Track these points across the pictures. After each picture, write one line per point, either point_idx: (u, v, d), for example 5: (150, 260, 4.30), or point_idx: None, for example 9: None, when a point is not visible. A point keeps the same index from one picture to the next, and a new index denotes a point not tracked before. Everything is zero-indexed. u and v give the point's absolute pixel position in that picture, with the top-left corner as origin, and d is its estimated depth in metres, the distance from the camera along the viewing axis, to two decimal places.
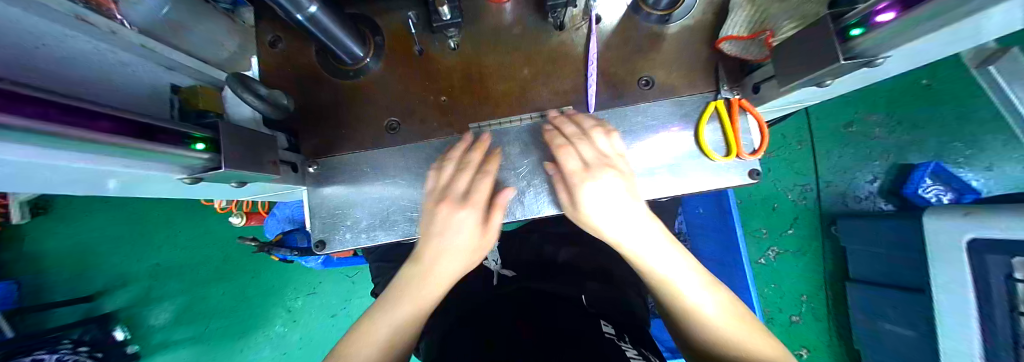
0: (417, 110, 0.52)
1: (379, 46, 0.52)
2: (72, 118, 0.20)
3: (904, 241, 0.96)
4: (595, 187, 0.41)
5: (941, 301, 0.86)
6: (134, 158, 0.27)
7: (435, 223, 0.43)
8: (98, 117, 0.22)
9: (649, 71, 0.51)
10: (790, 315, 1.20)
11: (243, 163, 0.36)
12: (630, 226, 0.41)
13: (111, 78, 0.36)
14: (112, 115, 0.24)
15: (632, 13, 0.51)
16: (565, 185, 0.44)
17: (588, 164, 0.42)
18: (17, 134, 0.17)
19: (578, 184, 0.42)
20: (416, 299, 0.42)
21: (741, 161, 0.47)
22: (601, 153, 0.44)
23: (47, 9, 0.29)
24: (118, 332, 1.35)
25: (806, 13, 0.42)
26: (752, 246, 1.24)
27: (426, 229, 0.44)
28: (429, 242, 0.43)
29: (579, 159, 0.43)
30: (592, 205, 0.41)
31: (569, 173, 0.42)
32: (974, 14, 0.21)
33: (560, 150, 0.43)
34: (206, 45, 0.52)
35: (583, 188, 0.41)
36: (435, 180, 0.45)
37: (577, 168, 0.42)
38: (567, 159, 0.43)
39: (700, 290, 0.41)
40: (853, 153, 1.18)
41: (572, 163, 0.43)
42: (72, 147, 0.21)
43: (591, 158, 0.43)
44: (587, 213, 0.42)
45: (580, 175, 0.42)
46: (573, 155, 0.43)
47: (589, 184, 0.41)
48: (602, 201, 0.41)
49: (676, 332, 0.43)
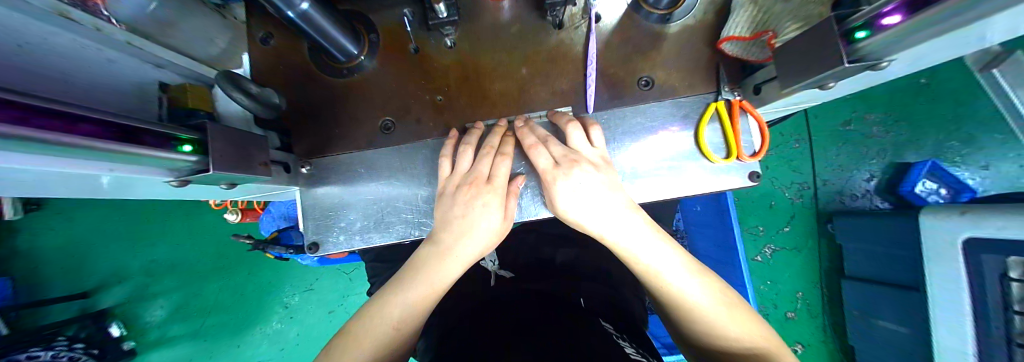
0: (414, 109, 0.51)
1: (373, 43, 0.51)
2: (55, 122, 0.20)
3: (899, 240, 0.96)
4: (567, 185, 0.41)
5: (936, 300, 0.87)
6: (119, 162, 0.26)
7: (457, 205, 0.42)
8: (80, 120, 0.22)
9: (649, 71, 0.50)
10: (786, 312, 1.21)
11: (233, 164, 0.35)
12: (608, 220, 0.41)
13: (95, 75, 0.35)
14: (96, 118, 0.23)
15: (632, 10, 0.50)
16: (542, 182, 0.44)
17: (558, 161, 0.42)
18: (1, 139, 0.16)
19: (551, 182, 0.41)
20: (432, 281, 0.41)
21: (741, 163, 0.46)
22: (568, 149, 0.43)
23: (25, 4, 0.28)
24: (114, 328, 1.34)
25: (807, 14, 0.40)
26: (749, 244, 1.25)
27: (443, 213, 0.43)
28: (447, 226, 0.42)
29: (550, 157, 0.43)
30: (568, 202, 0.42)
31: (542, 173, 0.42)
32: (976, 21, 0.21)
33: (530, 150, 0.43)
34: (195, 41, 0.50)
35: (556, 187, 0.41)
36: (452, 166, 0.45)
37: (548, 166, 0.42)
38: (536, 158, 0.42)
39: (686, 277, 0.41)
40: (851, 152, 1.18)
41: (542, 162, 0.42)
42: (51, 153, 0.20)
43: (560, 155, 0.42)
44: (564, 210, 0.42)
45: (551, 173, 0.41)
46: (543, 153, 0.42)
47: (561, 182, 0.41)
48: (576, 197, 0.41)
49: (669, 319, 0.44)
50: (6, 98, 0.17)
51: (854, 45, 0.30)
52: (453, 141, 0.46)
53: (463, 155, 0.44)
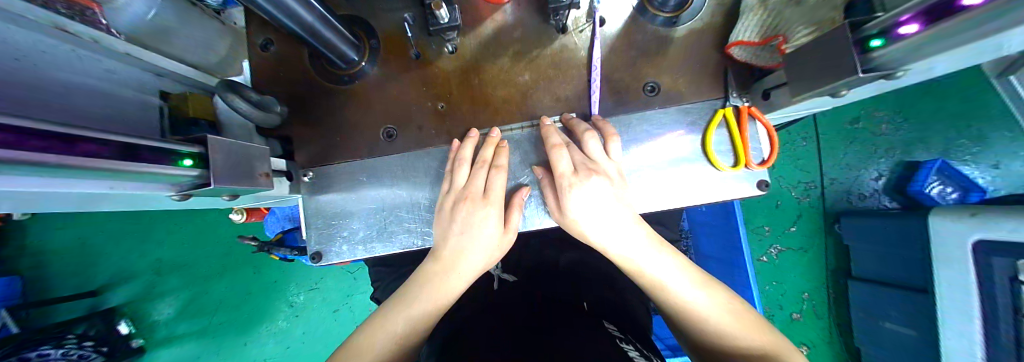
0: (415, 117, 0.50)
1: (374, 49, 0.50)
2: (50, 143, 0.19)
3: (906, 240, 0.95)
4: (582, 193, 0.40)
5: (945, 302, 0.85)
6: (122, 180, 0.26)
7: (456, 221, 0.41)
8: (80, 137, 0.21)
9: (655, 77, 0.49)
10: (791, 313, 1.20)
11: (233, 177, 0.35)
12: (614, 231, 0.41)
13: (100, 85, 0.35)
14: (91, 138, 0.22)
15: (637, 14, 0.49)
16: (556, 189, 0.43)
17: (577, 167, 0.41)
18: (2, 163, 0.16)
19: (567, 189, 0.40)
20: (436, 296, 0.41)
21: (749, 171, 0.46)
22: (587, 157, 0.43)
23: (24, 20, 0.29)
24: (123, 326, 1.37)
25: (819, 19, 0.39)
26: (754, 244, 1.23)
27: (443, 227, 0.42)
28: (447, 239, 0.42)
29: (570, 162, 0.42)
30: (578, 209, 0.40)
31: (559, 176, 0.41)
32: (998, 33, 0.20)
33: (554, 151, 0.41)
34: (195, 50, 0.50)
35: (571, 194, 0.40)
36: (452, 178, 0.44)
37: (567, 170, 0.41)
38: (558, 160, 0.41)
39: (690, 286, 0.40)
40: (859, 150, 1.16)
41: (563, 165, 0.41)
42: (49, 175, 0.20)
43: (580, 161, 0.42)
44: (573, 218, 0.42)
45: (569, 179, 0.40)
46: (565, 156, 0.41)
47: (578, 189, 0.40)
48: (589, 204, 0.40)
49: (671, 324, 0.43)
50: (14, 125, 0.17)
51: (868, 53, 0.29)
52: (454, 152, 0.45)
53: (459, 169, 0.43)
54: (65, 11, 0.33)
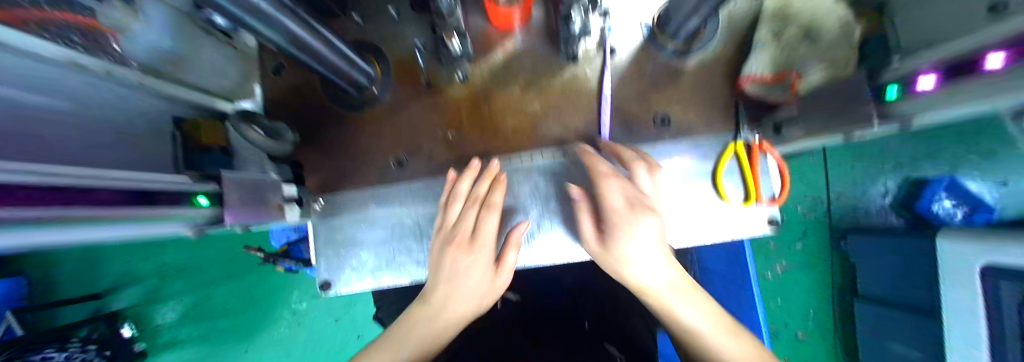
0: (425, 145, 0.50)
1: (386, 78, 0.50)
2: (75, 196, 0.19)
3: (914, 261, 0.94)
4: (639, 232, 0.38)
5: (952, 327, 0.83)
6: (143, 228, 0.27)
7: (444, 267, 0.41)
8: (104, 185, 0.23)
9: (665, 108, 0.49)
10: (796, 331, 1.18)
11: (250, 211, 0.36)
12: (657, 270, 0.39)
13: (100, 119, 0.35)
14: (111, 186, 0.23)
15: (648, 44, 0.49)
16: (603, 223, 0.40)
17: (633, 202, 0.39)
18: (32, 220, 0.16)
19: (622, 226, 0.38)
20: (430, 334, 0.42)
21: (759, 206, 0.46)
22: (640, 191, 0.40)
23: (34, 55, 0.28)
24: (126, 329, 1.35)
25: (833, 57, 0.41)
26: (759, 258, 1.21)
27: (433, 271, 0.42)
28: (437, 282, 0.42)
29: (624, 196, 0.39)
30: (632, 248, 0.38)
31: (613, 211, 0.38)
32: None
33: (606, 182, 0.39)
34: (211, 77, 0.51)
35: (627, 232, 0.38)
36: (442, 216, 0.44)
37: (622, 205, 0.38)
38: (611, 193, 0.39)
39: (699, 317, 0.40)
40: (869, 164, 1.11)
41: (616, 200, 0.39)
42: (78, 230, 0.21)
43: (634, 195, 0.39)
44: (622, 257, 0.39)
45: (624, 215, 0.38)
46: (617, 189, 0.39)
47: (635, 227, 0.37)
48: (642, 242, 0.38)
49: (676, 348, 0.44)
50: (52, 183, 0.18)
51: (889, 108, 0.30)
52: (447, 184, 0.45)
53: (451, 204, 0.43)
54: (82, 46, 0.33)
